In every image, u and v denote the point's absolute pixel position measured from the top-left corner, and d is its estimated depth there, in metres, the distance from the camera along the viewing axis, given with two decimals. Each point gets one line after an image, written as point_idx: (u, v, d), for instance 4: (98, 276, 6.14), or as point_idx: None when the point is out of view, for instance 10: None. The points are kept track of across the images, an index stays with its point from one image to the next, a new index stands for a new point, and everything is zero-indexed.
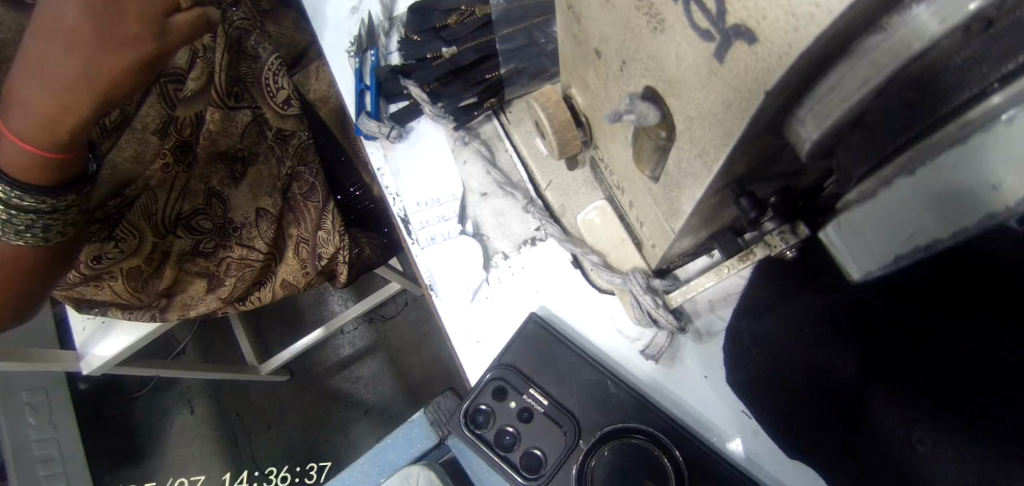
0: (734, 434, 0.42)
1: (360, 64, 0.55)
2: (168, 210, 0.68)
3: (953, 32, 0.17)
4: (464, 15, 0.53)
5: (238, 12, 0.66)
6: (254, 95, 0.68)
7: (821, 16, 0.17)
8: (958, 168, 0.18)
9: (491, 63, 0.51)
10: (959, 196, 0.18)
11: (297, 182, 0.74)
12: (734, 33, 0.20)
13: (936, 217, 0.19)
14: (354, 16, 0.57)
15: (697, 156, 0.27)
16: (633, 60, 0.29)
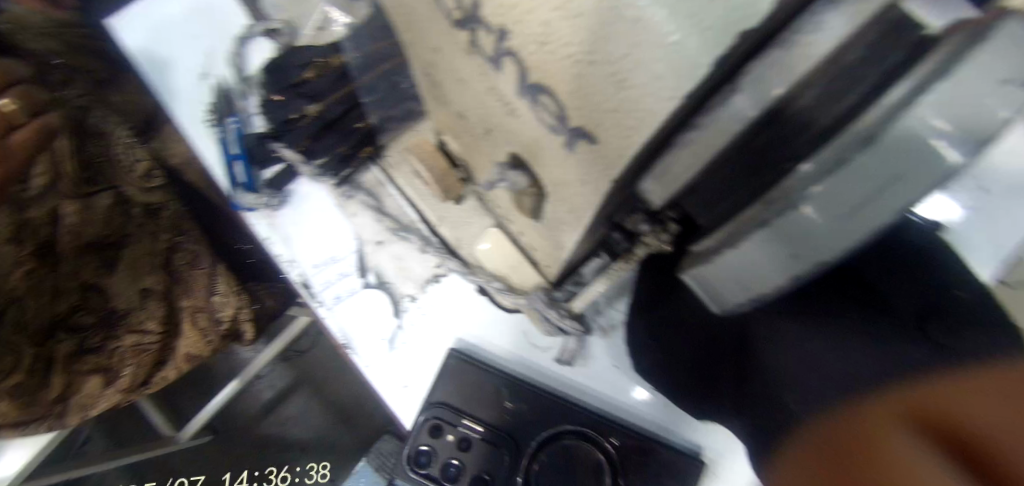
0: (634, 387, 0.49)
1: (224, 133, 0.57)
2: (42, 316, 0.63)
3: (755, 123, 0.21)
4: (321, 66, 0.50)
5: (75, 92, 0.71)
6: (109, 176, 0.70)
7: (646, 127, 0.20)
8: (793, 229, 0.23)
9: (358, 112, 0.52)
10: (797, 249, 0.23)
11: (178, 252, 0.72)
12: (576, 131, 0.24)
13: (785, 264, 0.24)
14: (206, 83, 0.60)
15: (570, 212, 0.31)
16: (497, 131, 0.32)
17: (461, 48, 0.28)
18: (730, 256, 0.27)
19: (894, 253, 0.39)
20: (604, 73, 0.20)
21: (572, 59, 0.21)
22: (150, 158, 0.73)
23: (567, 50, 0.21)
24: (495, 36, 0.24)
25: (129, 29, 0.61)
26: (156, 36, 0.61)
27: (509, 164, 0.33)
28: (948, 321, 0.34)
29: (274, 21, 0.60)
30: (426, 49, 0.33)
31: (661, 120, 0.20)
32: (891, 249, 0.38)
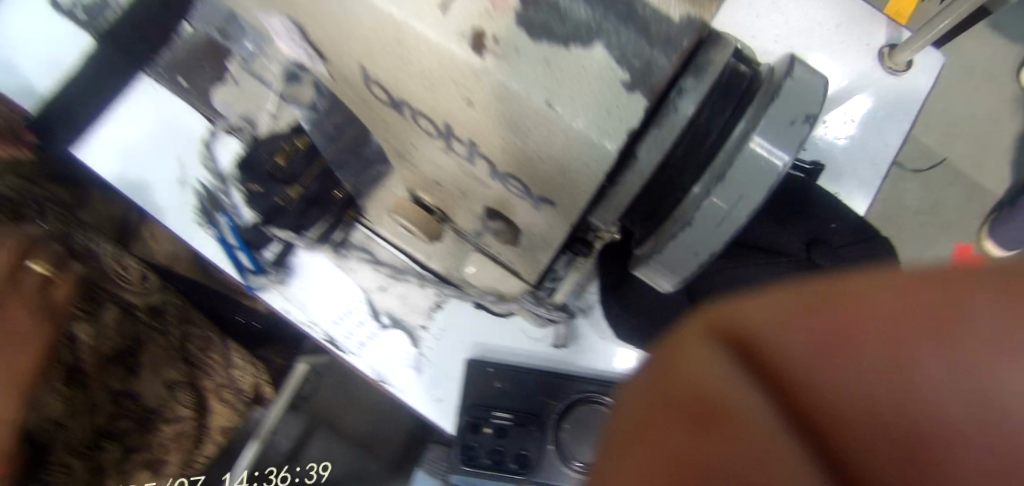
0: (616, 353, 0.60)
1: (218, 232, 0.65)
2: (83, 432, 0.69)
3: (658, 168, 0.32)
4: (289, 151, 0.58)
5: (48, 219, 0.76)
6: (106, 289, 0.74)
7: (582, 190, 0.32)
8: (707, 222, 0.31)
9: (332, 181, 0.59)
10: (707, 238, 0.32)
11: (191, 341, 0.80)
12: (539, 195, 0.35)
13: (702, 252, 0.32)
14: (186, 190, 0.67)
15: (541, 239, 0.42)
16: (473, 193, 0.42)
17: (438, 147, 0.38)
18: (657, 257, 0.34)
19: (790, 202, 0.52)
20: (551, 162, 0.32)
21: (527, 157, 0.33)
22: (139, 266, 0.80)
23: (521, 150, 0.32)
24: (467, 143, 0.35)
25: (100, 159, 0.68)
26: (126, 162, 0.68)
27: (489, 214, 0.43)
28: (832, 242, 0.52)
29: (231, 119, 0.66)
30: (402, 142, 0.43)
31: (591, 183, 0.31)
32: (781, 203, 0.52)
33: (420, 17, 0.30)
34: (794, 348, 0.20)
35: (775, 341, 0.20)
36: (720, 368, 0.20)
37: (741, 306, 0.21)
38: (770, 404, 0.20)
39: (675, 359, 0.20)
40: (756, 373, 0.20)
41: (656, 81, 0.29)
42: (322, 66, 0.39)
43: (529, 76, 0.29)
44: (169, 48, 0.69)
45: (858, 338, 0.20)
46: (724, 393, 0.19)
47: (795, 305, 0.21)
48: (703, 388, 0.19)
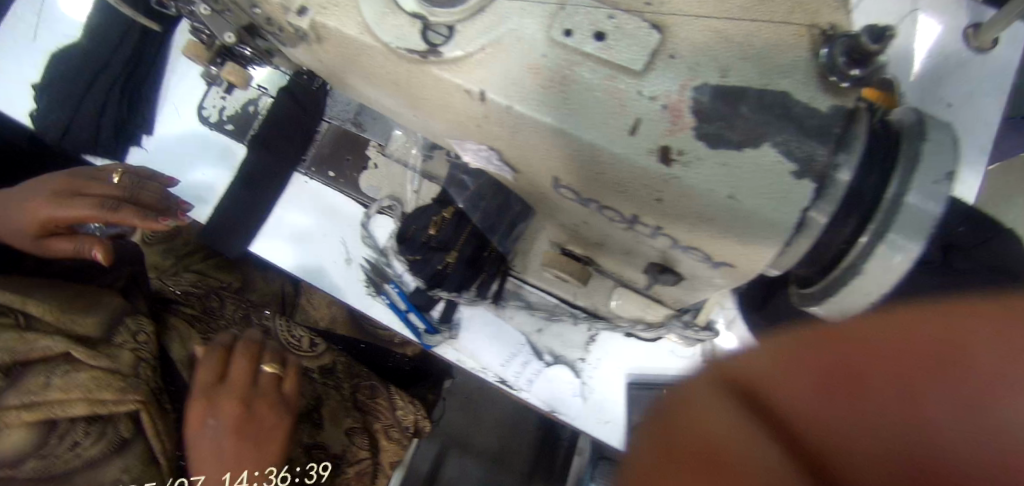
0: None
1: (389, 299, 0.73)
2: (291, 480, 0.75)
3: (825, 226, 0.39)
4: (439, 221, 0.67)
5: (229, 308, 0.85)
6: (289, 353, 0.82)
7: (764, 254, 0.39)
8: (874, 268, 0.39)
9: (484, 241, 0.67)
10: (873, 277, 0.40)
11: (360, 391, 0.89)
12: (721, 261, 0.42)
13: (870, 289, 0.40)
14: (353, 266, 0.75)
15: (705, 283, 0.49)
16: (635, 253, 0.51)
17: (619, 227, 0.46)
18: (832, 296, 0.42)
19: None
20: (736, 236, 0.39)
21: (708, 236, 0.40)
22: (308, 334, 0.87)
23: (705, 231, 0.40)
24: (652, 228, 0.43)
25: (274, 251, 0.76)
26: (293, 248, 0.76)
27: (658, 269, 0.51)
28: (963, 242, 0.55)
29: (381, 200, 0.73)
30: (574, 221, 0.51)
31: (775, 248, 0.39)
32: None
33: (615, 143, 0.38)
34: (787, 402, 0.35)
35: (776, 392, 0.35)
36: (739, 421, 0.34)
37: (748, 370, 0.37)
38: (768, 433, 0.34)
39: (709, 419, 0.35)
40: (760, 414, 0.34)
41: (821, 168, 0.37)
42: (511, 172, 0.46)
43: (714, 180, 0.37)
44: (314, 145, 0.78)
45: (824, 392, 0.35)
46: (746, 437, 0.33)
47: (778, 376, 0.36)
48: (730, 436, 0.33)
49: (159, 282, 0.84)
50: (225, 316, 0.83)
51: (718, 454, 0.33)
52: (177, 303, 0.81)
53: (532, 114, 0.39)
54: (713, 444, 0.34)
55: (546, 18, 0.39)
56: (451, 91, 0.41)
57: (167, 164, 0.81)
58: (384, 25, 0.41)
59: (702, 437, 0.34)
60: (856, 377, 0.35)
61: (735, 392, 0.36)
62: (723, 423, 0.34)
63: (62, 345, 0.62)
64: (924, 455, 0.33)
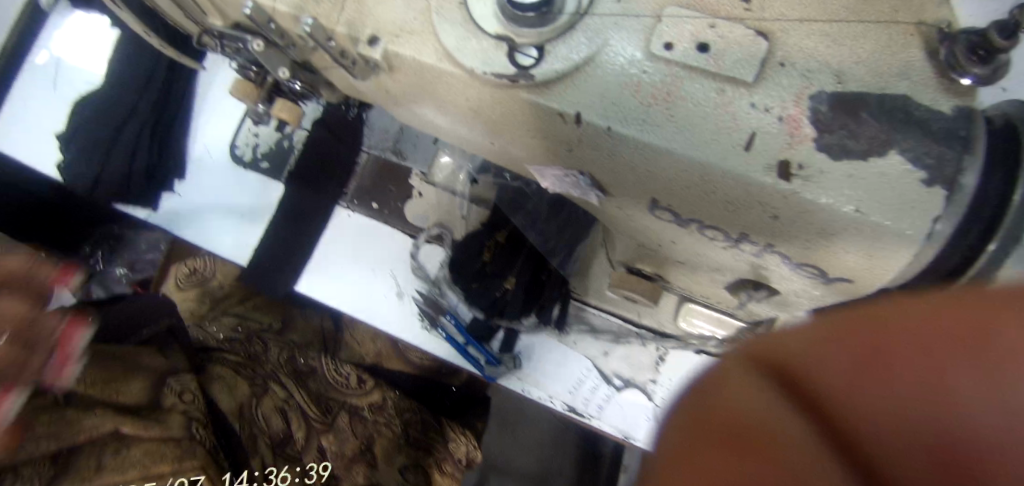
0: None
1: (446, 332, 0.71)
2: None
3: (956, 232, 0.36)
4: (492, 247, 0.67)
5: (274, 354, 0.81)
6: (336, 401, 0.79)
7: (889, 265, 0.38)
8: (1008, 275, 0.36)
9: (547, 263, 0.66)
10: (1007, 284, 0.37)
11: (412, 427, 0.84)
12: (837, 276, 0.41)
13: None
14: (405, 300, 0.72)
15: (807, 298, 0.47)
16: (724, 271, 0.49)
17: (718, 247, 0.45)
18: None
19: None
20: (858, 251, 0.38)
21: (824, 252, 0.39)
22: (355, 370, 0.84)
23: (821, 247, 0.39)
24: (762, 246, 0.41)
25: (320, 290, 0.73)
26: (340, 283, 0.73)
27: (751, 286, 0.49)
28: None
29: (430, 229, 0.71)
30: (657, 241, 0.50)
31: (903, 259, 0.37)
32: None
33: (729, 160, 0.36)
34: (823, 376, 0.22)
35: (811, 367, 0.22)
36: (759, 401, 0.22)
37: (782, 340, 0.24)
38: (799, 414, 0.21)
39: (717, 394, 0.23)
40: (794, 393, 0.22)
41: (952, 173, 0.35)
42: (603, 196, 0.45)
43: (839, 192, 0.35)
44: (352, 178, 0.75)
45: (888, 360, 0.21)
46: (763, 419, 0.21)
47: (812, 349, 0.23)
48: (748, 417, 0.21)
49: (201, 333, 0.83)
50: (269, 360, 0.80)
51: (747, 430, 0.21)
52: (222, 352, 0.78)
53: (635, 136, 0.37)
54: (725, 425, 0.22)
55: (643, 35, 0.37)
56: (542, 114, 0.39)
57: (199, 216, 0.78)
58: (466, 50, 0.38)
59: (724, 411, 0.22)
60: (899, 354, 0.21)
61: (766, 365, 0.23)
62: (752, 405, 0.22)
63: (110, 422, 0.56)
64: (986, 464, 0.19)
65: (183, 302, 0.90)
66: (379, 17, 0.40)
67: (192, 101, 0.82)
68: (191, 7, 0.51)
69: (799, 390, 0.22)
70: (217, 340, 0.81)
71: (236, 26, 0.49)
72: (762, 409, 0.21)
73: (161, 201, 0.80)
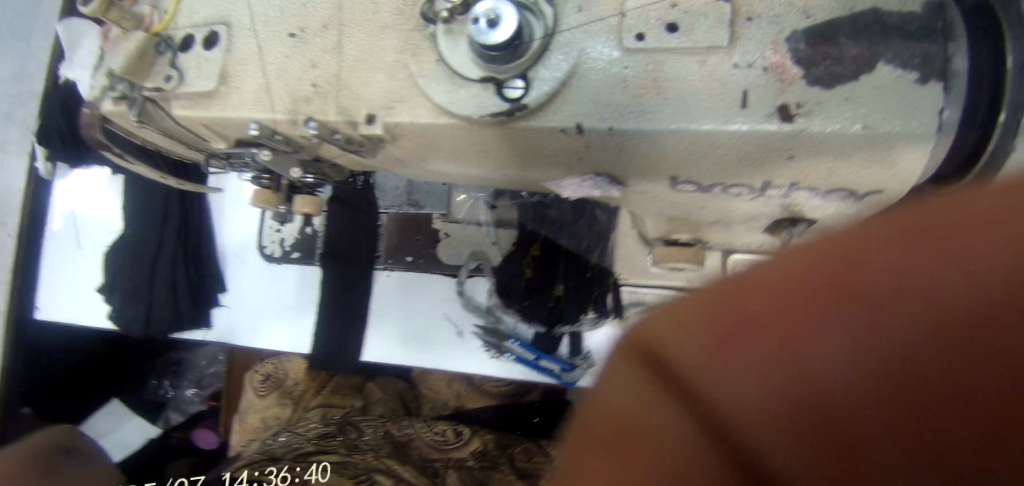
0: None
1: (515, 354, 0.73)
2: None
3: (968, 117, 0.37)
4: (530, 262, 0.71)
5: (369, 439, 0.85)
6: (440, 460, 0.86)
7: (914, 170, 0.39)
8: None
9: (583, 256, 0.70)
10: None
11: (518, 455, 0.89)
12: (869, 192, 0.42)
13: None
14: (468, 337, 0.75)
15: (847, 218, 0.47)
16: (759, 217, 0.51)
17: (746, 199, 0.47)
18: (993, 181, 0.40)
19: None
20: (877, 167, 0.39)
21: (846, 177, 0.41)
22: (450, 425, 0.90)
23: (843, 172, 0.40)
24: (788, 186, 0.43)
25: (383, 353, 0.78)
26: (401, 342, 0.77)
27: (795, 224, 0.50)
28: None
29: (467, 264, 0.75)
30: (686, 209, 0.51)
31: (923, 159, 0.38)
32: None
33: (730, 120, 0.38)
34: (685, 356, 0.24)
35: (675, 356, 0.24)
36: (630, 385, 0.25)
37: (657, 325, 0.26)
38: (672, 408, 0.23)
39: (611, 387, 0.26)
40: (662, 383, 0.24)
41: (941, 63, 0.36)
42: (619, 189, 0.47)
43: (843, 116, 0.36)
44: (381, 241, 0.79)
45: (733, 335, 0.23)
46: (638, 415, 0.24)
47: (680, 329, 0.25)
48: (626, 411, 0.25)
49: (293, 434, 0.86)
50: (370, 445, 0.84)
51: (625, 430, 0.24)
52: (323, 453, 0.82)
53: (635, 127, 0.40)
54: (607, 422, 0.25)
55: (611, 35, 0.40)
56: (546, 135, 0.41)
57: (256, 318, 0.84)
58: (459, 100, 0.41)
59: (611, 412, 0.25)
60: (747, 329, 0.23)
61: (644, 361, 0.25)
62: (626, 407, 0.25)
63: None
64: (838, 410, 0.21)
65: (268, 408, 0.96)
66: (369, 98, 0.43)
67: (209, 218, 0.87)
68: (193, 140, 0.55)
69: (668, 379, 0.24)
70: (316, 435, 0.85)
71: (239, 142, 0.52)
72: (639, 397, 0.25)
73: (214, 317, 0.85)
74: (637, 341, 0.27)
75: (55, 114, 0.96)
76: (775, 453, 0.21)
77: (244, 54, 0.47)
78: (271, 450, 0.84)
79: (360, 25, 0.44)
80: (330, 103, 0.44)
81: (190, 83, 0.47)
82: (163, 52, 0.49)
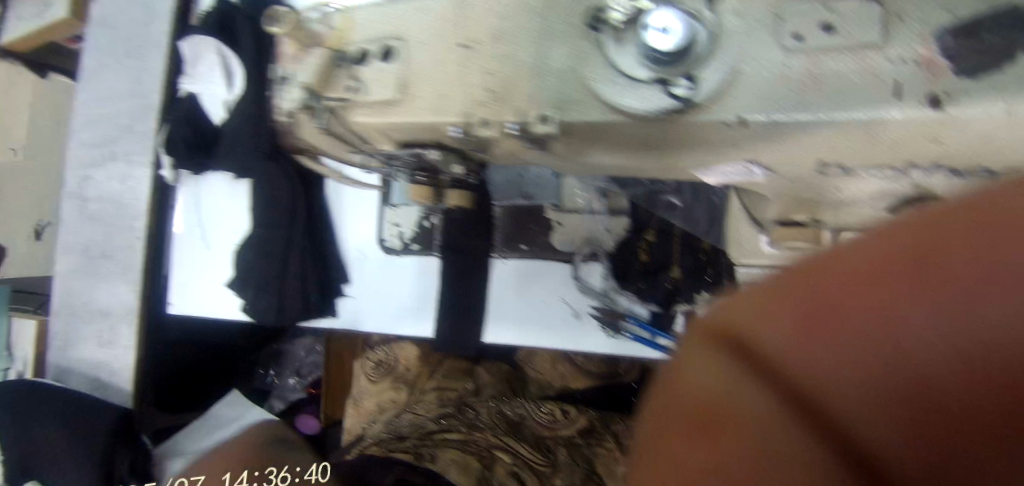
0: None
1: (632, 332, 0.82)
2: None
3: None
4: (644, 245, 0.78)
5: (485, 416, 0.95)
6: (548, 433, 0.94)
7: None
8: None
9: (695, 238, 0.76)
10: None
11: (619, 431, 0.96)
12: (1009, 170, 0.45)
13: None
14: (585, 318, 0.85)
15: None
16: (887, 198, 0.54)
17: (879, 179, 0.51)
18: None
19: None
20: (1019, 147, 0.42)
21: (987, 156, 0.44)
22: (556, 407, 1.00)
23: (985, 153, 0.43)
24: (928, 167, 0.47)
25: (507, 337, 0.87)
26: (519, 325, 0.87)
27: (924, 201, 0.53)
28: None
29: (580, 249, 0.83)
30: (812, 191, 0.56)
31: None
32: None
33: (886, 108, 0.42)
34: (769, 337, 0.28)
35: (758, 337, 0.28)
36: (717, 371, 0.28)
37: (735, 311, 0.29)
38: (762, 388, 0.27)
39: (686, 372, 0.29)
40: (751, 365, 0.27)
41: None
42: (764, 173, 0.51)
43: (995, 106, 0.39)
44: (495, 232, 0.87)
45: (815, 322, 0.27)
46: (732, 395, 0.27)
47: (760, 315, 0.28)
48: (717, 396, 0.27)
49: (414, 414, 0.97)
50: (487, 424, 0.92)
51: (713, 414, 0.27)
52: (442, 432, 0.89)
53: (791, 117, 0.44)
54: (693, 407, 0.27)
55: (770, 39, 0.45)
56: (709, 127, 0.46)
57: (382, 303, 0.95)
58: (631, 97, 0.46)
59: (695, 397, 0.27)
60: (829, 314, 0.27)
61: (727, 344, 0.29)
62: (711, 390, 0.27)
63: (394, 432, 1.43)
64: (916, 383, 0.25)
65: (381, 392, 1.08)
66: (540, 103, 0.48)
67: (331, 218, 0.98)
68: (359, 143, 0.61)
69: (754, 357, 0.28)
70: (437, 408, 0.98)
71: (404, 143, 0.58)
72: (724, 381, 0.27)
73: (339, 305, 0.96)
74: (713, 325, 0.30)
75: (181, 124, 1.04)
76: (855, 421, 0.26)
77: (421, 65, 0.52)
78: (396, 428, 0.95)
79: (530, 33, 0.49)
80: (506, 106, 0.49)
81: (373, 93, 0.53)
82: (342, 65, 0.55)
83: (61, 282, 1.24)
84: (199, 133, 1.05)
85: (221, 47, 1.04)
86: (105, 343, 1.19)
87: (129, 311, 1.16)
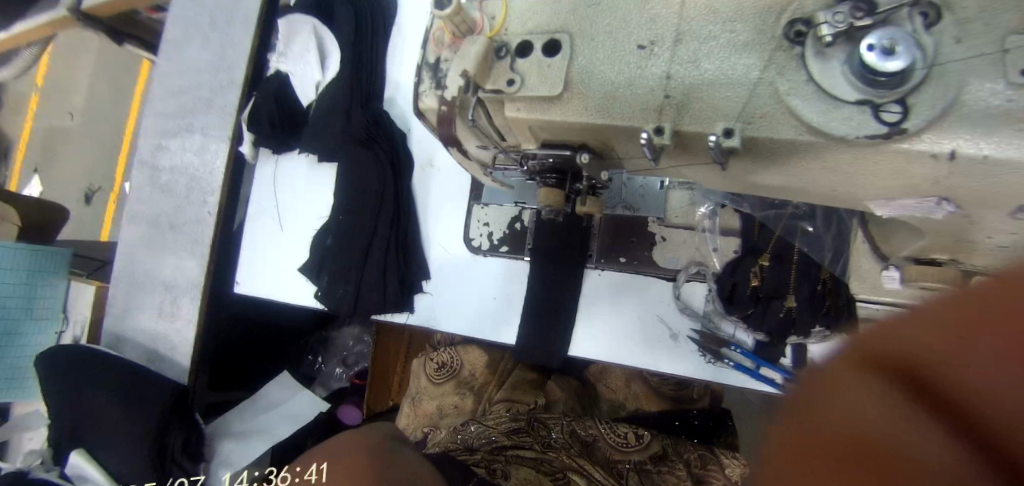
0: None
1: (734, 361, 0.82)
2: None
3: None
4: (759, 271, 0.77)
5: (559, 436, 0.94)
6: (621, 457, 0.93)
7: None
8: None
9: (816, 267, 0.74)
10: None
11: (692, 457, 0.97)
12: None
13: None
14: (684, 342, 0.85)
15: None
16: None
17: None
18: None
19: None
20: None
21: None
22: (629, 429, 0.99)
23: None
24: None
25: (597, 351, 0.88)
26: (607, 343, 0.88)
27: None
28: None
29: (687, 269, 0.84)
30: (974, 231, 0.52)
31: None
32: None
33: None
34: (933, 365, 0.26)
35: (924, 368, 0.26)
36: (872, 401, 0.27)
37: (892, 339, 0.28)
38: (922, 423, 0.25)
39: (838, 403, 0.28)
40: (907, 389, 0.26)
41: None
42: (956, 211, 0.47)
43: None
44: (594, 241, 0.89)
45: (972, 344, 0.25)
46: (883, 428, 0.26)
47: (916, 339, 0.27)
48: (874, 431, 0.27)
49: (483, 426, 0.97)
50: (561, 444, 0.92)
51: (868, 447, 0.26)
52: (516, 449, 0.90)
53: (1018, 155, 0.39)
54: (847, 437, 0.27)
55: (998, 68, 0.40)
56: (913, 157, 0.42)
57: (463, 301, 0.94)
58: (834, 119, 0.42)
59: (847, 428, 0.27)
60: (989, 333, 0.25)
61: (885, 372, 0.27)
62: (869, 425, 0.27)
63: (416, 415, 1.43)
64: None
65: (445, 396, 1.10)
66: (725, 115, 0.46)
67: (417, 209, 0.99)
68: (497, 141, 0.59)
69: (910, 384, 0.26)
70: (511, 417, 0.99)
71: (546, 143, 0.57)
72: (875, 412, 0.27)
73: (416, 301, 0.96)
74: (867, 353, 0.29)
75: (268, 101, 1.04)
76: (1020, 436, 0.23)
77: (590, 62, 0.49)
78: (467, 439, 0.95)
79: (715, 40, 0.46)
80: (683, 115, 0.47)
81: (532, 87, 0.50)
82: (503, 57, 0.51)
83: (124, 251, 1.23)
84: (285, 112, 1.05)
85: (317, 26, 1.04)
86: (166, 315, 1.19)
87: (193, 286, 1.16)
